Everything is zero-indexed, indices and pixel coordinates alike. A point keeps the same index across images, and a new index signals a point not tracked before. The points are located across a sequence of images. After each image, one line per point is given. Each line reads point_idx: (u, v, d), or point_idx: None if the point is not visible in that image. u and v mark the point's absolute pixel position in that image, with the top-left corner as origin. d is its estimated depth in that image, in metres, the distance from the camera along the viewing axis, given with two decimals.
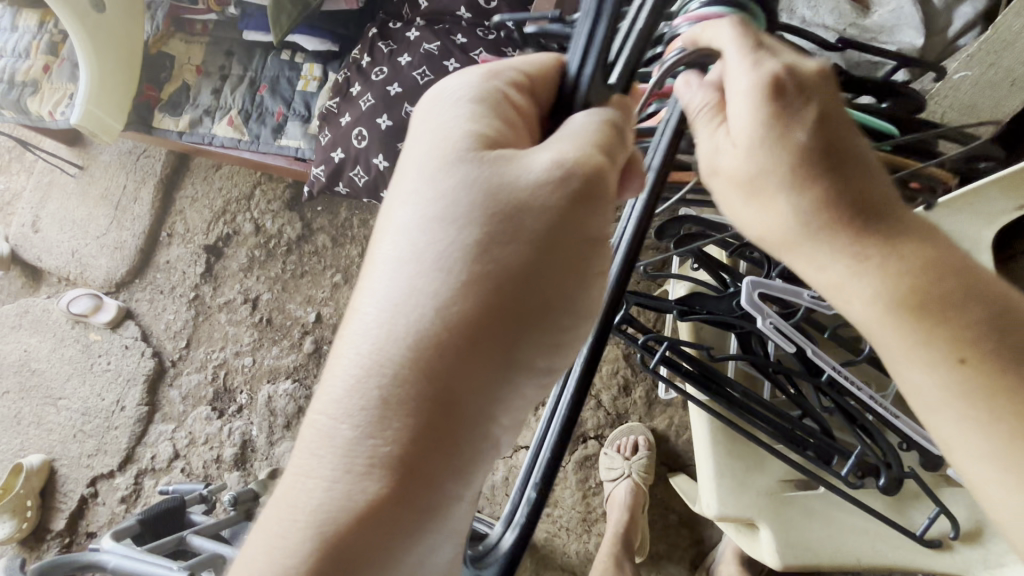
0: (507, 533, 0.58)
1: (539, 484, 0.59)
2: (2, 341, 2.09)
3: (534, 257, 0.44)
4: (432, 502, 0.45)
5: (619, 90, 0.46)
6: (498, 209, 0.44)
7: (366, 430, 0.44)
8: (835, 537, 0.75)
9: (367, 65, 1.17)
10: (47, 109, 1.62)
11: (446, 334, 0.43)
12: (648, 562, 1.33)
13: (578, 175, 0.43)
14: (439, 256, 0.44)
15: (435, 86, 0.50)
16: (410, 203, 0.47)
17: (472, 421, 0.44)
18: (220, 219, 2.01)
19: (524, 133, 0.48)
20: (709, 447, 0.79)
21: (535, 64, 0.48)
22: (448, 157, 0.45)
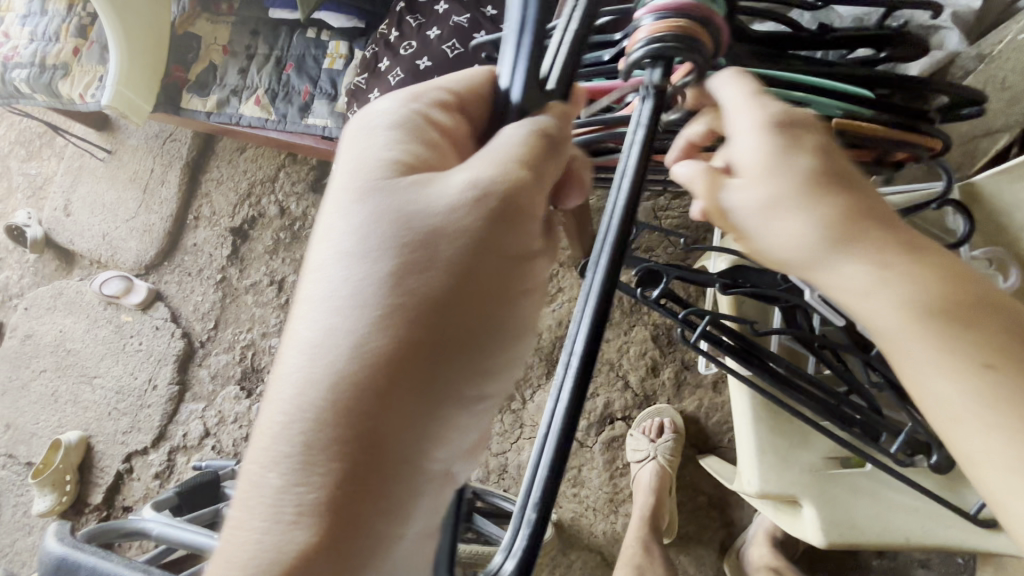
0: (501, 560, 0.37)
1: (544, 499, 0.37)
2: (39, 321, 2.16)
3: (452, 281, 0.47)
4: (366, 538, 0.44)
5: (557, 94, 0.51)
6: (423, 232, 0.48)
7: (300, 460, 0.45)
8: (883, 516, 0.73)
9: (395, 39, 1.16)
10: (78, 92, 1.65)
11: (367, 363, 0.46)
12: (676, 544, 1.32)
13: (495, 191, 0.47)
14: (368, 285, 0.47)
15: (361, 117, 0.54)
16: (339, 236, 0.50)
17: (405, 443, 0.46)
18: (246, 201, 2.03)
19: (446, 153, 0.53)
20: (751, 424, 0.77)
21: (461, 83, 0.54)
22: (371, 188, 0.49)
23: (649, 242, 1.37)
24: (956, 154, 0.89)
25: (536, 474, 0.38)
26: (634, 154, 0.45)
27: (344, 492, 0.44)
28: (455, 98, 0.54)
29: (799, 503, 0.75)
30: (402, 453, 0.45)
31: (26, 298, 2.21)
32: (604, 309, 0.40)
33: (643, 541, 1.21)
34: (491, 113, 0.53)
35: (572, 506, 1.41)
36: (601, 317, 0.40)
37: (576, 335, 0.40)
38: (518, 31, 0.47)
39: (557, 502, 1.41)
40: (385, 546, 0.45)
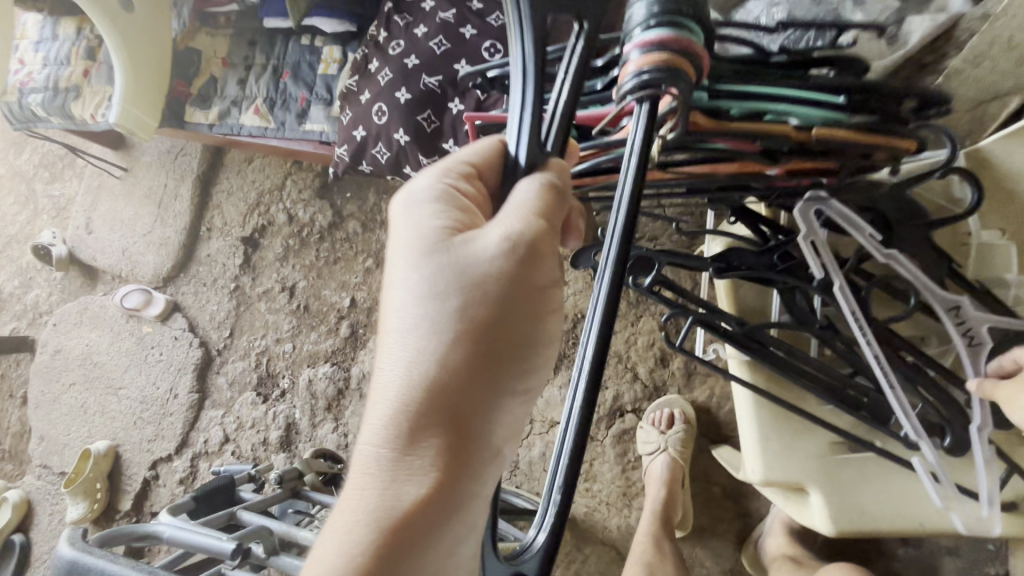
0: (535, 534, 0.44)
1: (566, 484, 0.41)
2: (67, 336, 2.24)
3: (509, 310, 0.51)
4: (460, 527, 0.48)
5: (554, 154, 0.52)
6: (476, 277, 0.51)
7: (383, 479, 0.49)
8: (894, 503, 0.70)
9: (384, 40, 1.16)
10: (89, 112, 1.70)
11: (445, 386, 0.50)
12: (691, 536, 1.30)
13: (527, 241, 0.50)
14: (432, 324, 0.51)
15: (400, 197, 0.57)
16: (400, 286, 0.54)
17: (475, 458, 0.50)
18: (255, 210, 2.07)
19: (477, 214, 0.56)
20: (752, 411, 0.75)
21: (479, 152, 0.54)
22: (427, 246, 0.53)
23: (653, 231, 1.35)
24: (964, 120, 0.85)
25: (559, 464, 0.42)
26: (633, 167, 0.46)
27: (425, 502, 0.48)
28: (476, 169, 0.55)
29: (805, 490, 0.73)
30: (472, 465, 0.50)
31: (54, 315, 2.29)
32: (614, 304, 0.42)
33: (654, 537, 1.15)
34: (505, 178, 0.54)
35: (585, 500, 1.40)
36: (609, 321, 0.42)
37: (589, 336, 0.42)
38: (517, 102, 0.49)
39: (570, 497, 1.41)
40: (463, 545, 0.48)
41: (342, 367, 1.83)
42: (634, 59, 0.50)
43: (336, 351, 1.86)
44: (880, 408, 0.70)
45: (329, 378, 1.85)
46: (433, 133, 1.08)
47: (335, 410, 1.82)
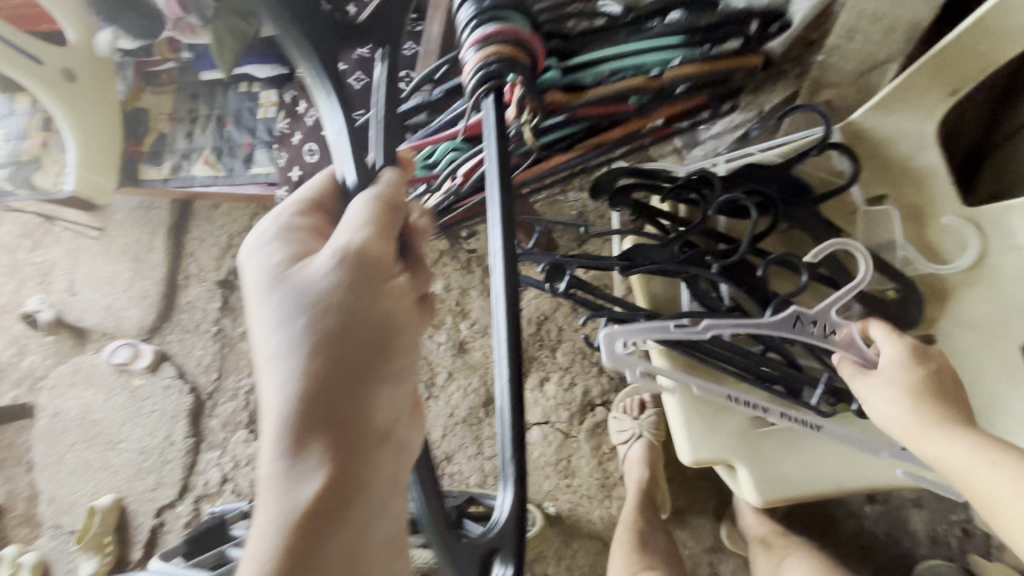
0: (498, 513, 0.55)
1: (515, 455, 0.53)
2: (64, 398, 2.29)
3: (359, 314, 0.56)
4: (366, 508, 0.54)
5: (387, 167, 0.63)
6: (323, 293, 0.56)
7: (277, 500, 0.52)
8: (814, 468, 0.74)
9: (310, 81, 1.21)
10: (53, 182, 1.76)
11: (317, 398, 0.53)
12: (672, 519, 1.33)
13: (362, 254, 0.56)
14: (289, 346, 0.54)
15: (246, 250, 0.61)
16: (259, 322, 0.57)
17: (358, 452, 0.54)
18: (228, 253, 2.12)
19: (320, 240, 0.62)
20: (676, 398, 0.78)
21: (315, 191, 0.65)
22: (276, 278, 0.57)
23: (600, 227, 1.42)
24: (851, 92, 0.89)
25: (507, 451, 0.53)
26: (498, 179, 0.57)
27: (320, 505, 0.51)
28: (315, 206, 0.64)
29: (732, 465, 0.76)
30: (358, 459, 0.53)
31: (49, 379, 2.34)
32: (514, 307, 0.53)
33: (641, 516, 1.21)
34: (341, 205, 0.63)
35: (568, 497, 1.43)
36: (514, 336, 0.53)
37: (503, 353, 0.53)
38: (338, 145, 0.62)
39: (553, 495, 1.43)
40: (374, 520, 0.54)
41: None
42: (472, 56, 0.65)
43: None
44: (795, 379, 0.73)
45: None
46: None
47: None
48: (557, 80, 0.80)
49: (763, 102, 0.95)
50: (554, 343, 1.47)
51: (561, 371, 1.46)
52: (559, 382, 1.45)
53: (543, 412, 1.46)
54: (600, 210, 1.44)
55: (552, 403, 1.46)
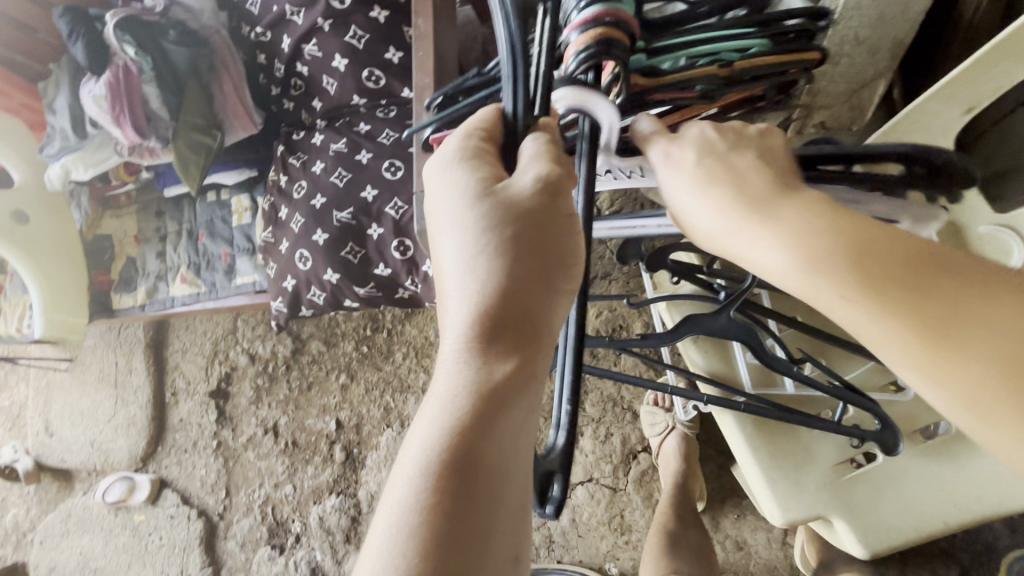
0: (554, 437, 0.44)
1: (571, 403, 0.44)
2: (58, 549, 2.10)
3: (551, 248, 0.45)
4: (521, 471, 0.45)
5: (544, 116, 0.49)
6: (514, 219, 0.45)
7: (449, 413, 0.45)
8: (913, 507, 0.71)
9: (286, 184, 1.17)
10: (13, 327, 1.56)
11: (505, 341, 0.46)
12: (741, 556, 1.26)
13: (554, 178, 0.45)
14: (477, 255, 0.46)
15: (426, 167, 0.51)
16: (441, 232, 0.49)
17: (540, 368, 0.47)
18: (215, 360, 2.01)
19: (498, 159, 0.49)
20: (753, 457, 0.74)
21: (487, 111, 0.50)
22: (461, 202, 0.47)
23: (605, 267, 1.42)
24: (844, 111, 0.87)
25: (564, 390, 0.44)
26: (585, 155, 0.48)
27: (482, 459, 0.43)
28: (489, 126, 0.49)
29: (826, 518, 0.72)
30: (536, 378, 0.47)
31: (39, 531, 2.15)
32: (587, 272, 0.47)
33: (675, 508, 1.15)
34: (517, 130, 0.49)
35: (630, 553, 1.37)
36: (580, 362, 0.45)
37: (563, 392, 0.45)
38: (507, 57, 0.46)
39: (613, 555, 1.38)
40: (527, 486, 0.45)
41: (349, 495, 1.77)
42: (574, 39, 0.51)
43: (338, 479, 1.79)
44: (879, 432, 0.69)
45: (339, 509, 1.78)
46: (361, 263, 1.07)
47: (354, 540, 1.75)
48: (642, 62, 0.62)
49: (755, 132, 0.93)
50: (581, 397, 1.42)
51: (594, 423, 1.41)
52: (595, 436, 1.40)
53: (584, 469, 1.41)
54: (597, 252, 1.42)
55: (592, 458, 1.40)
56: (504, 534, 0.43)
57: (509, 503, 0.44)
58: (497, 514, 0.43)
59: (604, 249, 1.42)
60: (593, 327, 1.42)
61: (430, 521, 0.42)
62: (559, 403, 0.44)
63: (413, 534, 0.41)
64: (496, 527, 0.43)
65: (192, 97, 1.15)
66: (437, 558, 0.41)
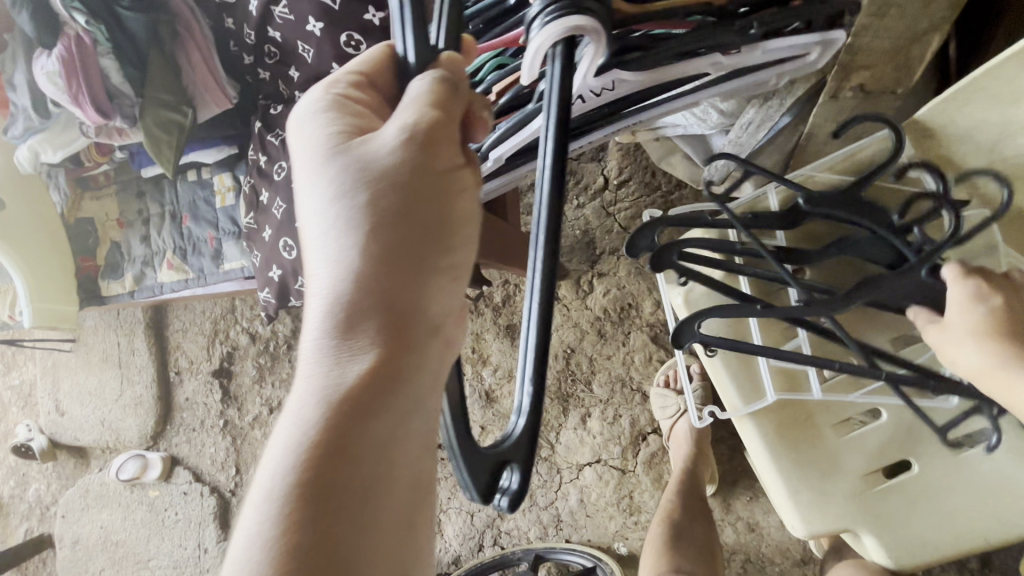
0: (515, 420, 0.43)
1: (536, 385, 0.42)
2: (79, 524, 2.15)
3: (413, 204, 0.46)
4: (397, 436, 0.46)
5: (449, 50, 0.47)
6: (377, 176, 0.45)
7: (317, 383, 0.46)
8: (949, 521, 0.67)
9: (265, 164, 1.08)
10: (6, 313, 1.51)
11: (370, 300, 0.45)
12: (752, 535, 1.24)
13: (423, 127, 0.44)
14: (341, 214, 0.46)
15: (291, 119, 0.51)
16: (305, 191, 0.49)
17: (412, 329, 0.46)
18: (216, 339, 1.97)
19: (369, 116, 0.50)
20: (775, 469, 0.70)
21: (368, 59, 0.50)
22: (323, 160, 0.47)
23: (612, 242, 1.33)
24: (890, 71, 0.75)
25: (526, 369, 0.42)
26: (555, 108, 0.43)
27: (351, 424, 0.44)
28: (366, 76, 0.49)
29: (853, 532, 0.69)
30: (410, 340, 0.46)
31: (59, 505, 2.19)
32: (554, 231, 0.42)
33: (683, 497, 1.11)
34: (397, 81, 0.49)
35: (638, 533, 1.35)
36: (542, 336, 0.42)
37: (526, 370, 0.42)
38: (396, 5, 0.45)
39: (622, 535, 1.36)
40: (403, 449, 0.46)
41: None
42: None
43: None
44: (912, 433, 0.69)
45: None
46: None
47: None
48: None
49: (784, 97, 0.80)
50: (588, 376, 1.37)
51: (602, 405, 1.36)
52: (603, 417, 1.36)
53: (592, 451, 1.38)
54: (604, 226, 1.33)
55: (600, 440, 1.37)
56: (382, 497, 0.44)
57: (385, 467, 0.45)
58: (370, 477, 0.44)
59: (611, 223, 1.33)
60: (600, 306, 1.35)
61: (302, 479, 0.43)
62: (522, 387, 0.42)
63: (284, 506, 0.43)
64: (371, 491, 0.44)
65: (155, 69, 1.05)
66: (308, 524, 0.42)
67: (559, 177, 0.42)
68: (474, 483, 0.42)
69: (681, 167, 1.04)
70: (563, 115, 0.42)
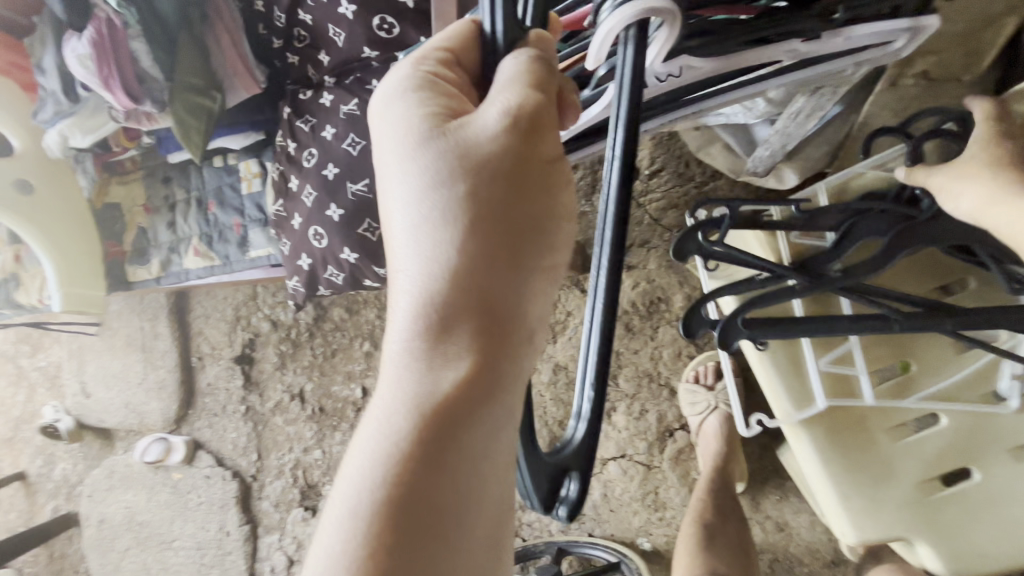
0: (573, 427, 0.40)
1: (596, 391, 0.40)
2: (105, 504, 2.19)
3: (510, 197, 0.43)
4: (486, 437, 0.44)
5: (537, 28, 0.44)
6: (472, 166, 0.43)
7: (407, 388, 0.45)
8: (1005, 533, 0.66)
9: (295, 151, 1.06)
10: (35, 297, 1.53)
11: (463, 297, 0.44)
12: (781, 535, 1.22)
13: (528, 110, 0.41)
14: (432, 206, 0.44)
15: (376, 100, 0.49)
16: (394, 179, 0.47)
17: (504, 328, 0.44)
18: (238, 326, 1.98)
19: (459, 98, 0.47)
20: (826, 474, 0.68)
21: (456, 36, 0.47)
22: (413, 148, 0.45)
23: (642, 234, 1.30)
24: (957, 57, 0.71)
25: (587, 374, 0.40)
26: (623, 96, 0.40)
27: (442, 425, 0.43)
28: (453, 53, 0.47)
29: (907, 540, 0.68)
30: (504, 340, 0.44)
31: (85, 485, 2.23)
32: (620, 225, 0.39)
33: (714, 496, 1.09)
34: (485, 60, 0.46)
35: (663, 530, 1.34)
36: (606, 340, 0.39)
37: (586, 374, 0.40)
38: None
39: (646, 530, 1.35)
40: (492, 452, 0.44)
41: None
42: None
43: None
44: (970, 441, 0.68)
45: None
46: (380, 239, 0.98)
47: None
48: None
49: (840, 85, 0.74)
50: (614, 371, 1.34)
51: (628, 400, 1.34)
52: (629, 412, 1.34)
53: (617, 445, 1.36)
54: (634, 217, 1.30)
55: (626, 435, 1.35)
56: (471, 500, 0.43)
57: (474, 470, 0.43)
58: (461, 480, 0.43)
59: (641, 215, 1.30)
60: (629, 299, 1.32)
61: (394, 478, 0.42)
62: (582, 390, 0.40)
63: (376, 505, 0.42)
64: (462, 495, 0.43)
65: (184, 52, 1.03)
66: (401, 524, 0.41)
67: (626, 169, 0.39)
68: (536, 490, 0.41)
69: (720, 157, 1.00)
70: (635, 101, 0.40)
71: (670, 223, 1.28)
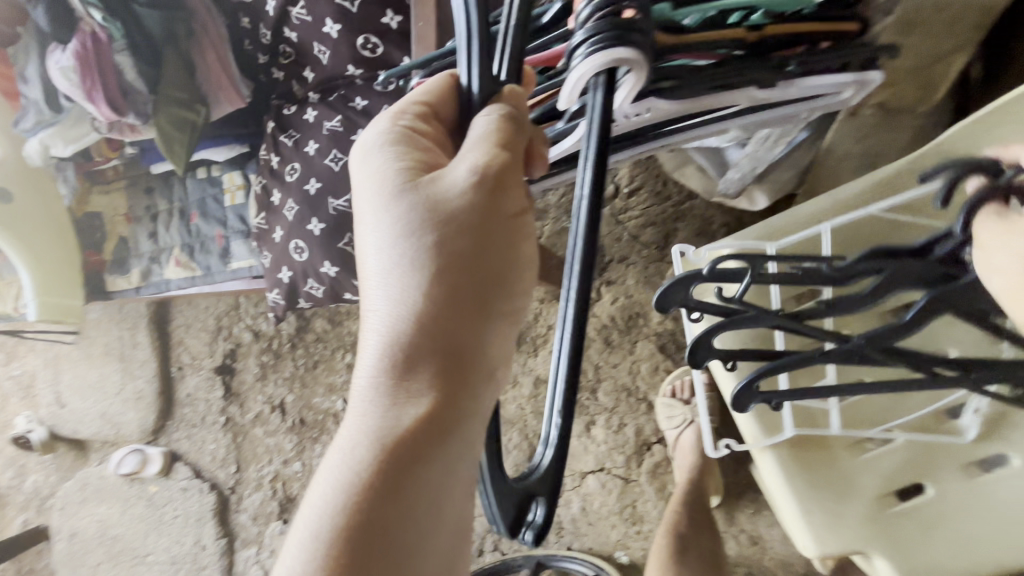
0: (542, 453, 0.42)
1: (564, 422, 0.41)
2: (77, 517, 2.14)
3: (476, 248, 0.45)
4: (446, 479, 0.45)
5: (510, 83, 0.45)
6: (440, 218, 0.45)
7: (371, 432, 0.46)
8: (962, 547, 0.68)
9: (278, 165, 1.07)
10: (10, 306, 1.50)
11: (428, 343, 0.45)
12: (755, 549, 1.23)
13: (494, 169, 0.44)
14: (401, 252, 0.46)
15: (355, 147, 0.51)
16: (367, 224, 0.49)
17: (467, 374, 0.46)
18: (219, 336, 1.97)
19: (434, 150, 0.49)
20: (788, 487, 0.70)
21: (433, 89, 0.48)
22: (387, 197, 0.47)
23: (622, 251, 1.33)
24: (911, 90, 0.74)
25: (555, 402, 0.42)
26: (594, 139, 0.42)
27: (405, 466, 0.44)
28: (431, 107, 0.48)
29: (865, 553, 0.69)
30: (467, 385, 0.46)
31: (58, 498, 2.18)
32: (588, 264, 0.41)
33: (688, 510, 1.11)
34: (461, 113, 0.48)
35: (640, 543, 1.35)
36: (574, 377, 0.41)
37: (556, 403, 0.42)
38: (461, 32, 0.43)
39: (624, 544, 1.36)
40: (451, 493, 0.45)
41: None
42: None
43: None
44: (922, 455, 0.72)
45: None
46: None
47: None
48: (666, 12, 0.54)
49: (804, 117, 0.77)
50: (593, 385, 1.36)
51: (607, 413, 1.36)
52: (607, 426, 1.35)
53: (596, 459, 1.37)
54: (614, 234, 1.33)
55: (604, 448, 1.36)
56: (426, 540, 0.44)
57: (433, 511, 0.45)
58: (419, 520, 0.44)
59: (621, 231, 1.32)
60: (608, 314, 1.35)
61: (354, 515, 0.44)
62: (550, 419, 0.42)
63: (334, 541, 0.43)
64: (418, 535, 0.44)
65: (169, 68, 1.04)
66: (356, 562, 0.42)
67: (595, 211, 0.41)
68: (502, 517, 0.42)
69: (694, 178, 1.03)
70: (603, 146, 0.42)
71: (648, 240, 1.31)
